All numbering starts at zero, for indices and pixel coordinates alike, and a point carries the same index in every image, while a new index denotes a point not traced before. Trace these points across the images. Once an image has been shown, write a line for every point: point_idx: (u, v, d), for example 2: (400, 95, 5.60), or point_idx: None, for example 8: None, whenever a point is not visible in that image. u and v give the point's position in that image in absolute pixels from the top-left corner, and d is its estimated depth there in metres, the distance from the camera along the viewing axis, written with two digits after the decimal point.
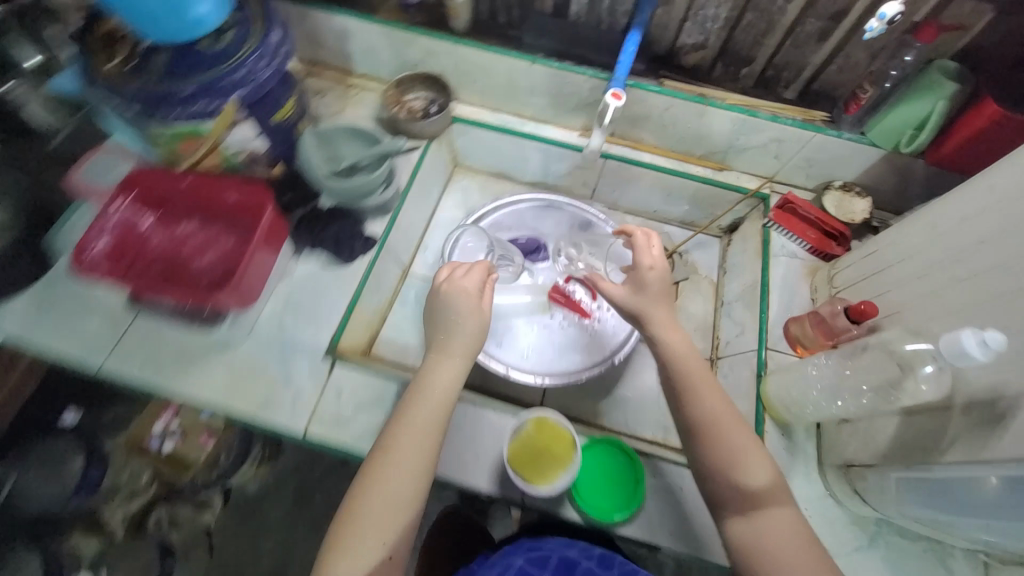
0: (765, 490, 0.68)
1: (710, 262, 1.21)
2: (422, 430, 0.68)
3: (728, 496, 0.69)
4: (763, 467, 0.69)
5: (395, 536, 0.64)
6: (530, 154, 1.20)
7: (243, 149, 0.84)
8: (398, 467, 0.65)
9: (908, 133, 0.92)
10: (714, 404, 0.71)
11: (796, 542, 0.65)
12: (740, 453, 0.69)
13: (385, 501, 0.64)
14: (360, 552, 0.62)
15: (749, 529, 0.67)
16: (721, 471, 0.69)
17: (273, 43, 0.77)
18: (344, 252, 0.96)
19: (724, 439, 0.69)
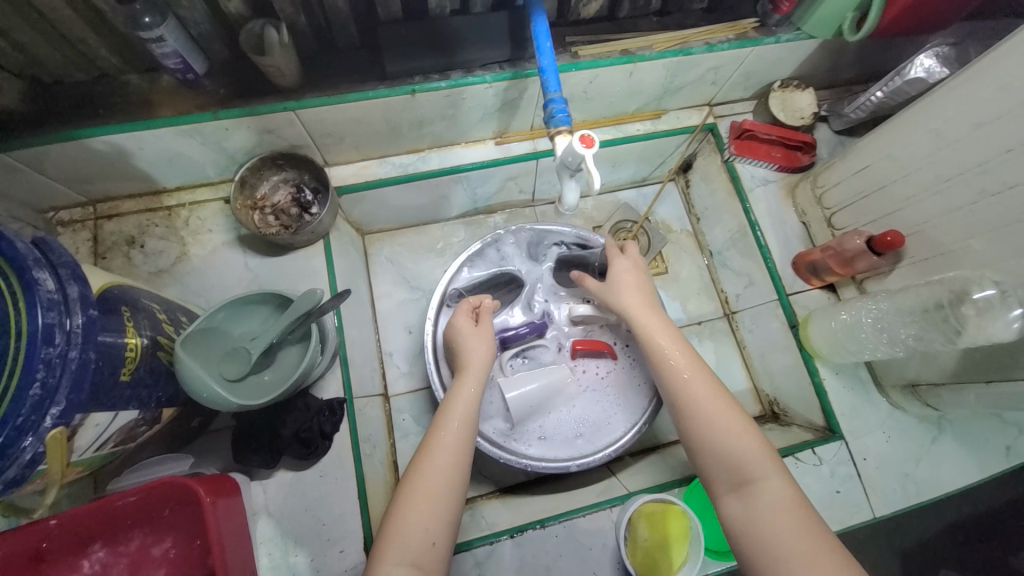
0: (751, 460, 0.58)
1: (678, 213, 1.13)
2: (469, 416, 0.66)
3: (712, 471, 0.61)
4: (747, 438, 0.60)
5: (441, 520, 0.58)
6: (449, 189, 0.97)
7: (107, 439, 0.54)
8: (446, 451, 0.62)
9: (848, 16, 0.81)
10: (689, 374, 0.66)
11: (786, 512, 0.55)
12: (718, 413, 0.62)
13: (439, 482, 0.59)
14: (405, 542, 0.56)
15: (739, 506, 0.57)
16: (702, 445, 0.61)
17: (50, 298, 0.45)
18: (319, 441, 0.74)
19: (701, 412, 0.63)
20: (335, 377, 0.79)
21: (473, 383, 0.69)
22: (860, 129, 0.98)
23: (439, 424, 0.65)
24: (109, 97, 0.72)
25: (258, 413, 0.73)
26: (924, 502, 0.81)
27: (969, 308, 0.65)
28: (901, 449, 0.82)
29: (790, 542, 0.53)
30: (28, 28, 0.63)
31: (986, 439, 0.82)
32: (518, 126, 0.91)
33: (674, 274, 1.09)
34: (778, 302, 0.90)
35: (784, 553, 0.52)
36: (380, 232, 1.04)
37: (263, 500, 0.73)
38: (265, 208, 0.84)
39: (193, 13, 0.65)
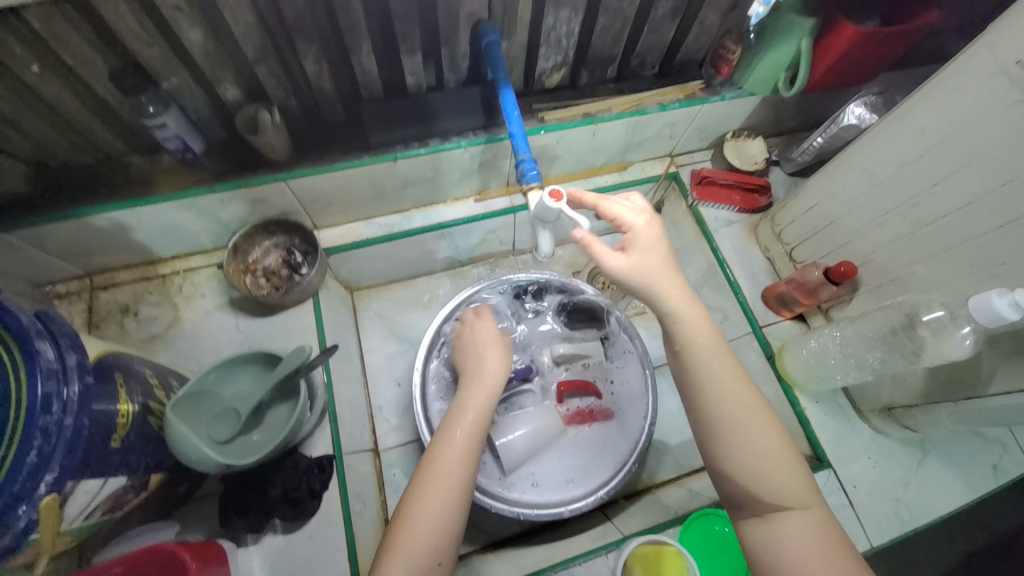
0: (779, 488, 0.54)
1: None
2: (480, 421, 0.68)
3: (739, 494, 0.56)
4: (780, 459, 0.56)
5: (447, 527, 0.59)
6: (433, 244, 1.02)
7: (95, 507, 0.54)
8: (451, 457, 0.63)
9: (782, 75, 0.91)
10: (725, 385, 0.58)
11: (817, 550, 0.51)
12: (751, 431, 0.56)
13: (444, 488, 0.61)
14: (412, 554, 0.57)
15: (765, 530, 0.54)
16: (729, 465, 0.56)
17: (50, 367, 0.48)
18: (307, 501, 0.73)
19: (734, 429, 0.56)
20: (324, 434, 0.80)
21: (482, 391, 0.71)
22: (810, 171, 1.07)
23: (446, 432, 0.66)
24: (112, 178, 0.77)
25: (245, 475, 0.73)
26: (918, 528, 0.81)
27: (924, 330, 0.69)
28: (888, 474, 0.83)
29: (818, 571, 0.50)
30: (42, 122, 0.69)
31: (971, 459, 0.84)
32: (495, 184, 0.98)
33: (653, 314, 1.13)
34: (752, 335, 0.94)
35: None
36: (368, 289, 1.08)
37: (250, 567, 0.71)
38: (256, 271, 0.88)
39: (194, 102, 0.72)
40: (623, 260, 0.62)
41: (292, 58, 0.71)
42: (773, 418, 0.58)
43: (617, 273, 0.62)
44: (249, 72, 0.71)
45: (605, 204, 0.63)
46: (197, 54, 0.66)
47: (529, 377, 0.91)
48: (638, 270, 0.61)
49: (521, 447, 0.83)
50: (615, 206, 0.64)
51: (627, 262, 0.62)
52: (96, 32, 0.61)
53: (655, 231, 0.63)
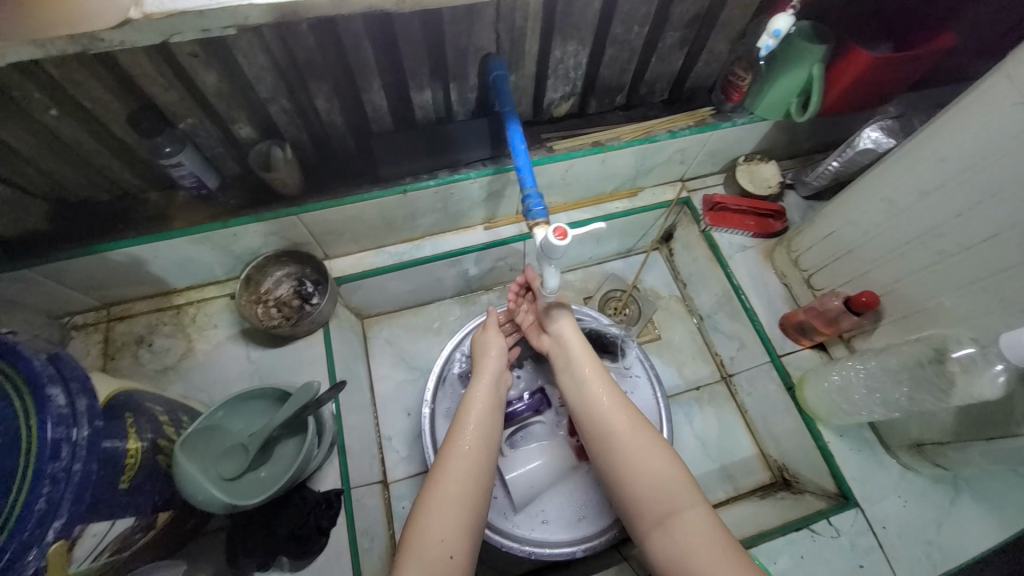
0: (671, 491, 0.63)
1: (665, 280, 1.17)
2: (484, 424, 0.71)
3: (643, 511, 0.64)
4: (667, 472, 0.65)
5: (462, 532, 0.61)
6: (443, 272, 1.02)
7: (103, 549, 0.54)
8: (461, 457, 0.67)
9: (794, 100, 0.90)
10: (618, 419, 0.70)
11: (706, 543, 0.58)
12: (638, 447, 0.67)
13: (457, 491, 0.64)
14: (424, 547, 0.59)
15: (664, 540, 0.61)
16: (626, 488, 0.66)
17: (60, 413, 0.48)
18: (315, 538, 0.72)
19: (625, 446, 0.68)
20: (332, 467, 0.79)
21: (486, 384, 0.76)
22: (826, 194, 1.04)
23: (455, 436, 0.70)
24: (130, 213, 0.79)
25: (253, 512, 0.72)
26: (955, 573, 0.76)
27: (953, 365, 0.66)
28: (920, 515, 0.79)
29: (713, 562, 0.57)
30: (64, 163, 0.71)
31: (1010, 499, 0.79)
32: (505, 212, 0.98)
33: (667, 340, 1.11)
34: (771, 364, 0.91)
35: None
36: (378, 316, 1.08)
37: None
38: (268, 302, 0.89)
39: (208, 140, 0.74)
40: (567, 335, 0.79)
41: (303, 96, 0.73)
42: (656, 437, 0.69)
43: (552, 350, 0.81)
44: (262, 111, 0.73)
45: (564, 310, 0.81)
46: (212, 96, 0.67)
47: (540, 408, 0.90)
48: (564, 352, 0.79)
49: (530, 483, 0.81)
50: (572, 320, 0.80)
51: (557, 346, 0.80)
52: (115, 77, 0.63)
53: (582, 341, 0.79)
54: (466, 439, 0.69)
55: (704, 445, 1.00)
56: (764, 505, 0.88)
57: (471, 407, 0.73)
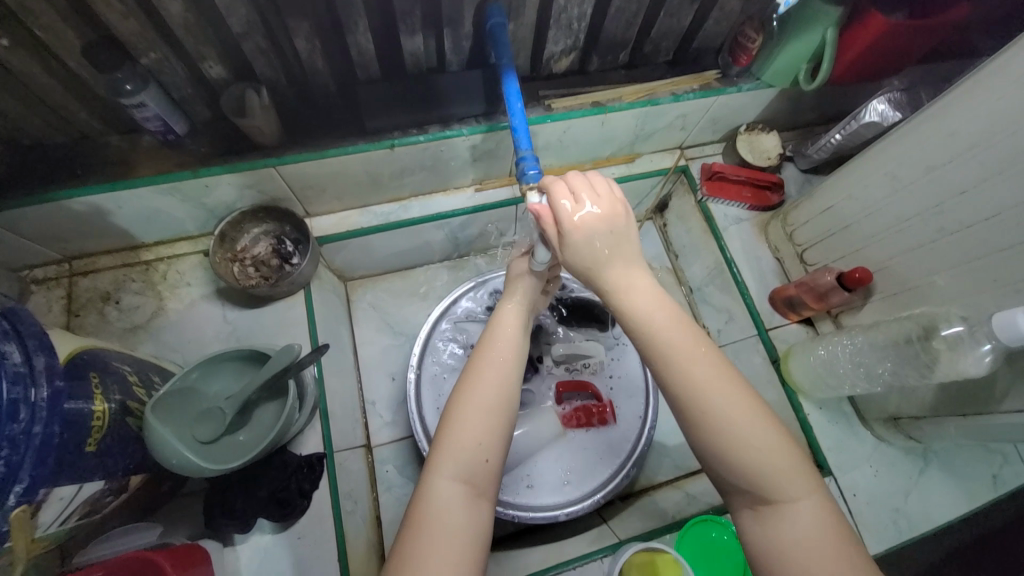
0: (777, 474, 0.49)
1: (657, 251, 1.16)
2: (518, 333, 0.63)
3: (731, 480, 0.51)
4: (774, 455, 0.49)
5: (497, 436, 0.55)
6: (430, 234, 0.98)
7: (72, 512, 0.52)
8: (496, 371, 0.58)
9: (803, 67, 0.86)
10: (711, 373, 0.52)
11: (819, 544, 0.46)
12: (734, 417, 0.50)
13: (490, 397, 0.56)
14: (455, 452, 0.53)
15: (764, 525, 0.49)
16: (722, 459, 0.50)
17: (16, 371, 0.44)
18: (296, 501, 0.71)
19: (714, 415, 0.51)
20: (315, 430, 0.78)
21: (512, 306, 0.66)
22: (825, 168, 1.03)
23: (486, 349, 0.61)
24: (89, 158, 0.73)
25: (232, 475, 0.70)
26: (917, 538, 0.80)
27: (939, 343, 0.66)
28: (889, 484, 0.82)
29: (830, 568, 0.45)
30: (9, 97, 0.64)
31: (973, 470, 0.83)
32: (497, 173, 0.93)
33: None
34: (758, 337, 0.92)
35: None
36: (362, 279, 1.04)
37: (237, 567, 0.69)
38: (245, 260, 0.84)
39: (174, 80, 0.67)
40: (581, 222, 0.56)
41: (281, 34, 0.66)
42: (760, 406, 0.51)
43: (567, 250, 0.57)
44: (234, 48, 0.66)
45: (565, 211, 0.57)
46: (177, 27, 0.60)
47: (527, 376, 0.89)
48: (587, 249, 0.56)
49: (516, 449, 0.82)
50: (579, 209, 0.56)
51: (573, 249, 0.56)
52: None
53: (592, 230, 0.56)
54: (500, 346, 0.61)
55: None
56: None
57: (502, 323, 0.64)
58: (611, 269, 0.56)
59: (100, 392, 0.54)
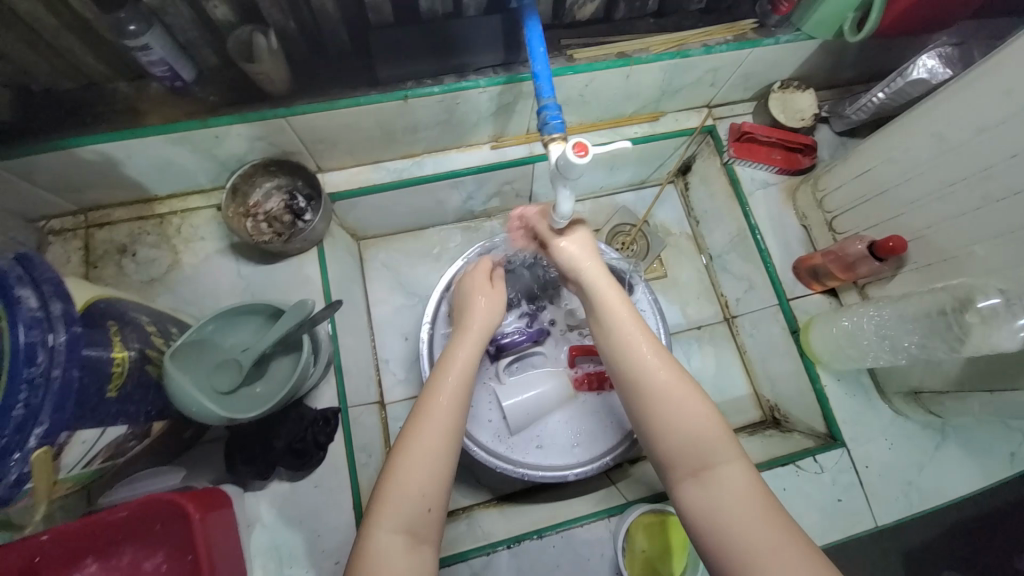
0: (708, 440, 0.56)
1: (677, 216, 1.12)
2: (465, 378, 0.64)
3: (666, 450, 0.57)
4: (708, 428, 0.57)
5: (439, 489, 0.57)
6: (444, 193, 0.95)
7: (96, 455, 0.54)
8: (439, 418, 0.60)
9: (849, 17, 0.79)
10: (653, 360, 0.61)
11: (741, 498, 0.53)
12: (671, 390, 0.59)
13: (432, 449, 0.58)
14: (397, 502, 0.55)
15: (693, 485, 0.55)
16: (663, 435, 0.57)
17: (33, 316, 0.45)
18: (313, 452, 0.73)
19: (654, 387, 0.59)
20: (329, 385, 0.79)
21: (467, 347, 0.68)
22: (863, 130, 0.96)
23: (431, 395, 0.62)
24: (98, 105, 0.71)
25: (251, 425, 0.72)
26: (927, 510, 0.80)
27: (973, 316, 0.64)
28: (903, 456, 0.81)
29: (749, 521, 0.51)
30: (14, 38, 0.62)
31: (992, 447, 0.81)
32: (514, 130, 0.90)
33: (673, 278, 1.07)
34: (778, 307, 0.89)
35: (749, 544, 0.50)
36: (375, 238, 1.03)
37: (257, 512, 0.72)
38: (257, 216, 0.83)
39: (180, 21, 0.64)
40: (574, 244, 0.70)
41: None
42: (695, 389, 0.60)
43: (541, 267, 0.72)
44: None
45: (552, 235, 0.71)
46: None
47: (540, 339, 0.88)
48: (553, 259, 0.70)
49: (527, 411, 0.82)
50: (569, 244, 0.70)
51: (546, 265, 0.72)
52: None
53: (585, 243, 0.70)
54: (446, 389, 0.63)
55: (700, 383, 1.01)
56: (752, 441, 0.91)
57: (452, 364, 0.66)
58: (581, 273, 0.69)
59: (117, 341, 0.55)
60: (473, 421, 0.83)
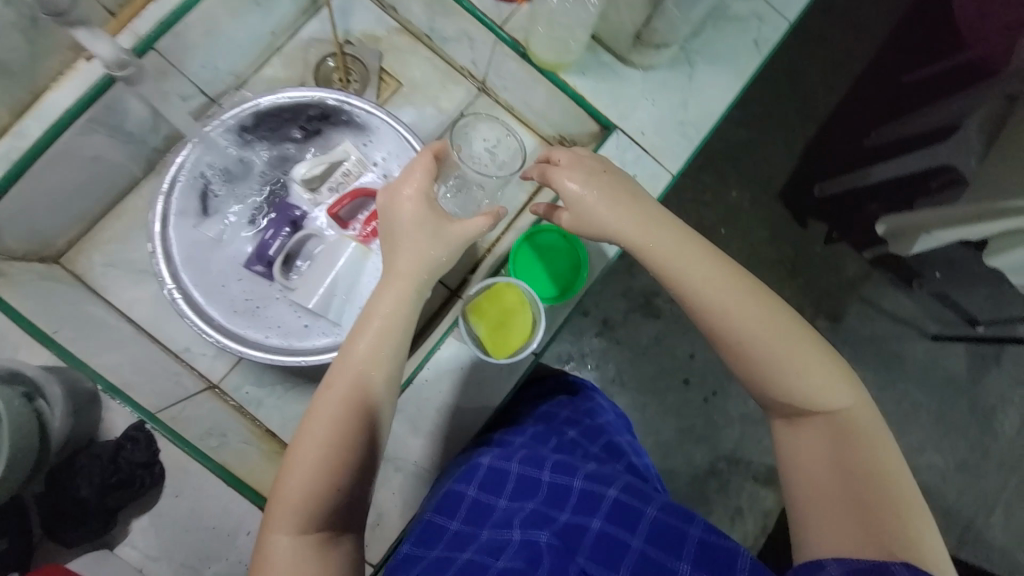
0: (827, 400, 0.56)
1: (373, 15, 0.93)
2: (381, 373, 0.58)
3: (736, 353, 0.58)
4: (833, 378, 0.56)
5: (334, 490, 0.55)
6: (89, 149, 0.75)
7: None
8: (330, 418, 0.56)
9: None
10: (748, 299, 0.58)
11: (834, 473, 0.53)
12: (765, 326, 0.57)
13: (315, 456, 0.55)
14: (283, 503, 0.54)
15: (794, 436, 0.57)
16: (736, 330, 0.57)
17: None
18: (139, 474, 0.66)
19: (715, 288, 0.58)
20: (116, 409, 0.69)
21: (389, 307, 0.60)
22: None
23: (329, 392, 0.57)
24: None
25: (48, 495, 0.65)
26: (708, 134, 0.83)
27: None
28: (666, 104, 0.82)
29: (831, 485, 0.53)
30: None
31: (730, 45, 0.83)
32: None
33: (411, 83, 0.96)
34: (498, 40, 0.82)
35: (819, 488, 0.54)
36: (75, 245, 0.84)
37: (140, 553, 0.67)
38: None
39: None
40: (584, 182, 0.64)
41: None
42: (809, 331, 0.59)
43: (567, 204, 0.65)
44: None
45: (554, 150, 0.69)
46: None
47: (295, 227, 0.79)
48: (591, 192, 0.64)
49: (332, 294, 0.75)
50: (560, 152, 0.68)
51: (577, 195, 0.64)
52: None
53: (591, 167, 0.66)
54: (351, 383, 0.57)
55: None
56: None
57: (364, 348, 0.58)
58: (601, 195, 0.63)
59: None
60: (288, 335, 0.77)
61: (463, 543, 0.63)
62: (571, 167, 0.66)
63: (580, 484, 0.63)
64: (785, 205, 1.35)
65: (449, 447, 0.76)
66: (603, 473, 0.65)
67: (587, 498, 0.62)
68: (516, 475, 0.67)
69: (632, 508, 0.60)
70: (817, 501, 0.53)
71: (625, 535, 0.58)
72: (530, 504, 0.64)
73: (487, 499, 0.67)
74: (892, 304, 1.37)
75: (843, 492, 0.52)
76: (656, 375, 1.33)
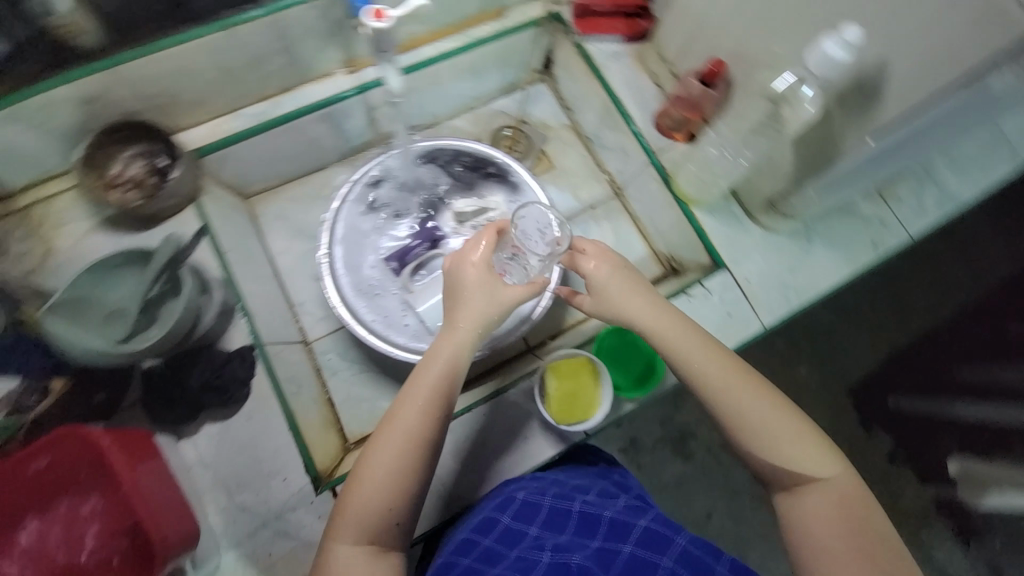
0: (817, 469, 0.62)
1: (554, 110, 1.14)
2: (437, 399, 0.65)
3: (739, 436, 0.65)
4: (821, 450, 0.63)
5: (398, 504, 0.62)
6: (315, 132, 0.95)
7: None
8: (397, 440, 0.62)
9: None
10: (742, 381, 0.65)
11: (838, 532, 0.59)
12: (759, 411, 0.64)
13: (382, 475, 0.61)
14: (352, 512, 0.61)
15: (796, 505, 0.62)
16: (734, 418, 0.64)
17: None
18: (234, 387, 0.76)
19: (716, 377, 0.65)
20: (239, 327, 0.80)
21: (450, 349, 0.67)
22: None
23: (396, 414, 0.64)
24: None
25: (162, 370, 0.76)
26: (808, 303, 0.90)
27: (785, 106, 0.75)
28: (778, 264, 0.90)
29: (841, 546, 0.58)
30: None
31: (850, 237, 0.91)
32: (364, 51, 0.92)
33: (562, 168, 1.12)
34: (649, 163, 0.97)
35: (829, 548, 0.59)
36: (263, 192, 1.03)
37: (196, 455, 0.74)
38: (121, 185, 0.82)
39: None
40: (606, 270, 0.73)
41: None
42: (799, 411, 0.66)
43: (592, 281, 0.73)
44: None
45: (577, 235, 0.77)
46: None
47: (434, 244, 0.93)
48: (615, 278, 0.72)
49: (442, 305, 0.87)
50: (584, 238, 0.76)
51: (602, 282, 0.72)
52: None
53: (611, 258, 0.74)
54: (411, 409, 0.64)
55: None
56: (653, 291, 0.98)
57: (429, 376, 0.66)
58: (622, 281, 0.72)
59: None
60: (389, 326, 0.87)
61: (494, 559, 0.65)
62: (596, 256, 0.74)
63: (610, 514, 0.68)
64: (860, 400, 1.33)
65: (479, 483, 0.78)
66: (633, 505, 0.71)
67: (617, 527, 0.67)
68: (548, 508, 0.70)
69: (661, 536, 0.66)
70: (832, 560, 0.58)
71: (656, 557, 0.63)
72: (562, 534, 0.67)
73: (519, 528, 0.69)
74: (944, 557, 1.25)
75: (849, 552, 0.58)
76: (674, 513, 1.29)
